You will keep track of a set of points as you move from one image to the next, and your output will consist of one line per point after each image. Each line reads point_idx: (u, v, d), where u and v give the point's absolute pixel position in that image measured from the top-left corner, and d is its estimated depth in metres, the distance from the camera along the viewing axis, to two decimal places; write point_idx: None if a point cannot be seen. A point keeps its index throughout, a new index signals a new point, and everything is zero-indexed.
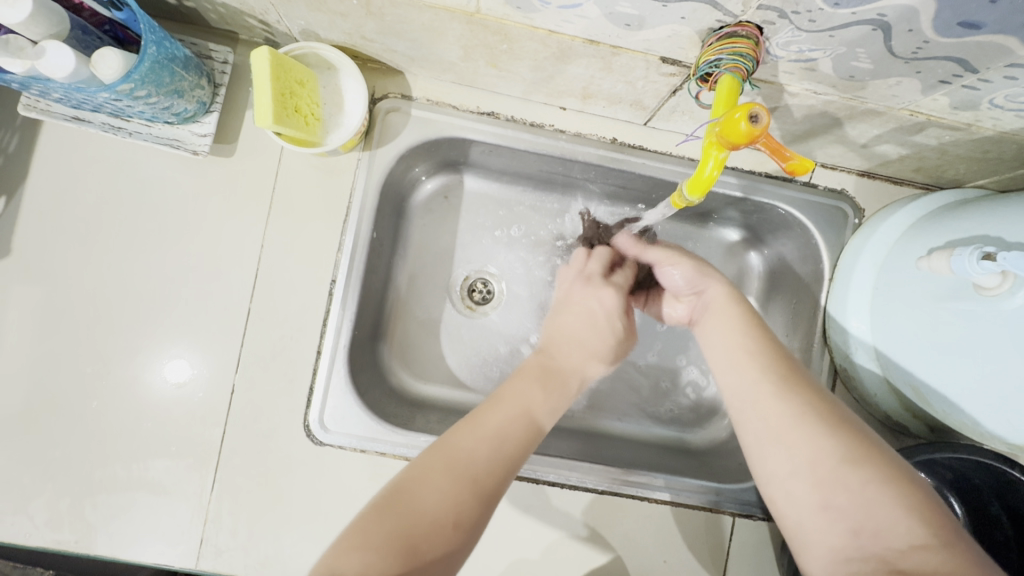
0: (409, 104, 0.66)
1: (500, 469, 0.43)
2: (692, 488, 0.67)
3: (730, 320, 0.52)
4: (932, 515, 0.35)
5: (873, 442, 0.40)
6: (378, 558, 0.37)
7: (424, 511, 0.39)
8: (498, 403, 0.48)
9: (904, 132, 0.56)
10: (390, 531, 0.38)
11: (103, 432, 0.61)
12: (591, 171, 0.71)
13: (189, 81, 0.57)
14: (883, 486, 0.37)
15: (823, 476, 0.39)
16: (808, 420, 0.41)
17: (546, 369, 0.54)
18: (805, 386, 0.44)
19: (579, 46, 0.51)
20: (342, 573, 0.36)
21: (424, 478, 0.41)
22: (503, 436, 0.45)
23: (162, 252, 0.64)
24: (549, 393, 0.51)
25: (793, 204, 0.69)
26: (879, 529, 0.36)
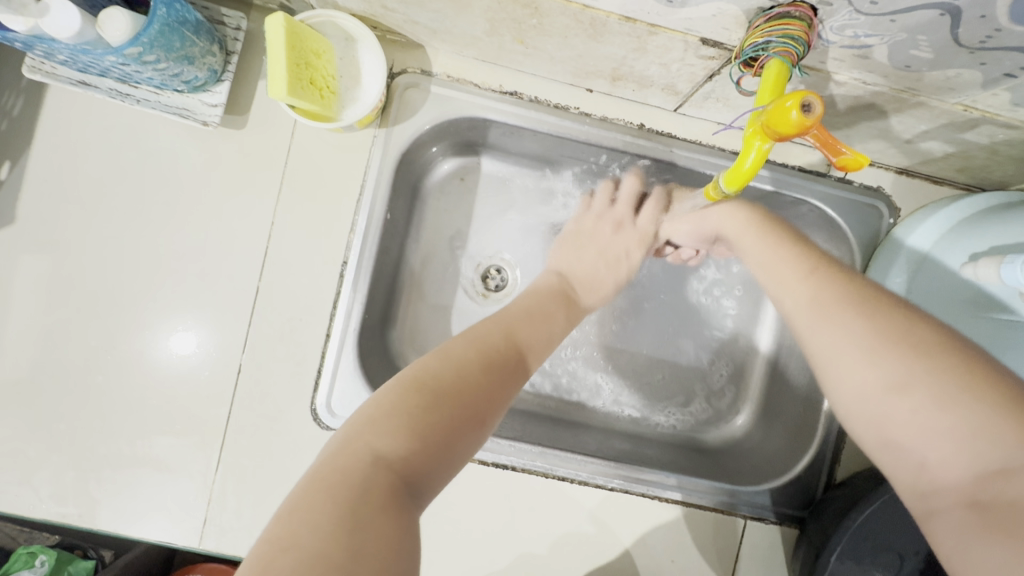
0: (429, 79, 0.63)
1: (514, 371, 0.46)
2: (703, 489, 0.66)
3: (769, 261, 0.50)
4: (1009, 426, 0.31)
5: (929, 338, 0.36)
6: (420, 431, 0.36)
7: (462, 392, 0.40)
8: (509, 323, 0.50)
9: (954, 129, 0.53)
10: (431, 408, 0.38)
11: (108, 407, 0.60)
12: (616, 158, 0.68)
13: (200, 47, 0.54)
14: (937, 409, 0.33)
15: (871, 410, 0.36)
16: (850, 347, 0.39)
17: (555, 300, 0.57)
18: (842, 307, 0.41)
19: (614, 23, 0.48)
20: (377, 440, 0.35)
21: (456, 374, 0.41)
22: (518, 354, 0.47)
23: (171, 225, 0.62)
24: (559, 319, 0.55)
25: (826, 201, 0.66)
26: (941, 462, 0.33)
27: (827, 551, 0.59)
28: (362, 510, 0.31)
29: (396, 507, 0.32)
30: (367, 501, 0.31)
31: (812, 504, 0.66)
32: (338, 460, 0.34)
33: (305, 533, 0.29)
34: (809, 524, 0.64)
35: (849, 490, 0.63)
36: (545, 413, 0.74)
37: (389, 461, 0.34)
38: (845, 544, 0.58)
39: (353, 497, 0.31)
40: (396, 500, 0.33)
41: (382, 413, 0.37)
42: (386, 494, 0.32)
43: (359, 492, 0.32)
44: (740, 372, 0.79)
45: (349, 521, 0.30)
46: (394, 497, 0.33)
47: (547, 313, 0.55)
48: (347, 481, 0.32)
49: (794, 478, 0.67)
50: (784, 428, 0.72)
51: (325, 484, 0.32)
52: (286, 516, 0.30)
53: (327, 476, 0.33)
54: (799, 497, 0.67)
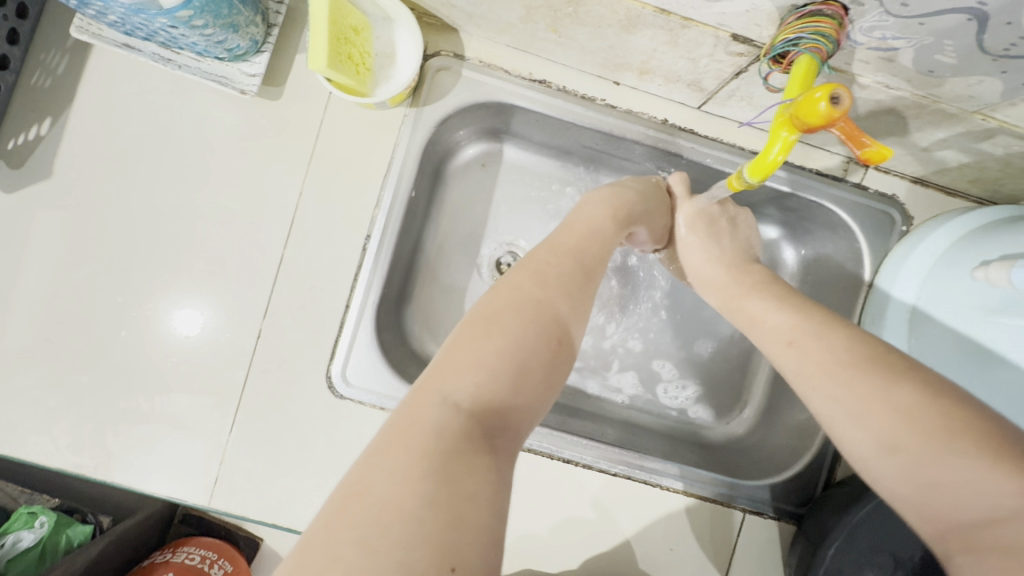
0: (461, 63, 0.65)
1: (579, 299, 0.44)
2: (705, 480, 0.67)
3: (759, 321, 0.51)
4: (993, 482, 0.32)
5: (904, 398, 0.37)
6: (488, 372, 0.36)
7: (525, 328, 0.39)
8: (565, 248, 0.48)
9: (971, 138, 0.55)
10: (497, 347, 0.37)
11: (129, 362, 0.62)
12: (638, 151, 0.69)
13: (245, 17, 0.55)
14: (930, 469, 0.35)
15: (873, 469, 0.38)
16: (836, 412, 0.40)
17: (609, 210, 0.55)
18: (828, 372, 0.42)
19: (648, 15, 0.49)
20: (446, 385, 0.35)
21: (518, 308, 0.40)
22: (576, 277, 0.46)
23: (201, 190, 0.63)
24: (612, 235, 0.53)
25: (840, 205, 0.67)
26: (940, 514, 0.34)
27: (825, 544, 0.61)
28: (441, 453, 0.31)
29: (473, 448, 0.33)
30: (443, 441, 0.32)
31: (811, 501, 0.68)
32: (411, 407, 0.34)
33: (379, 481, 0.30)
34: (806, 520, 0.65)
35: (848, 487, 0.64)
36: (553, 399, 0.75)
37: (460, 403, 0.34)
38: (843, 538, 0.60)
39: (428, 438, 0.32)
40: (472, 440, 0.33)
41: (451, 355, 0.37)
42: (463, 433, 0.33)
43: (434, 435, 0.32)
44: (742, 371, 0.80)
45: (426, 465, 0.31)
46: (471, 435, 0.33)
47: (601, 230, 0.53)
48: (420, 426, 0.33)
49: (794, 476, 0.68)
50: (785, 428, 0.74)
51: (402, 430, 0.33)
52: (371, 461, 0.31)
53: (404, 422, 0.33)
54: (798, 494, 0.68)
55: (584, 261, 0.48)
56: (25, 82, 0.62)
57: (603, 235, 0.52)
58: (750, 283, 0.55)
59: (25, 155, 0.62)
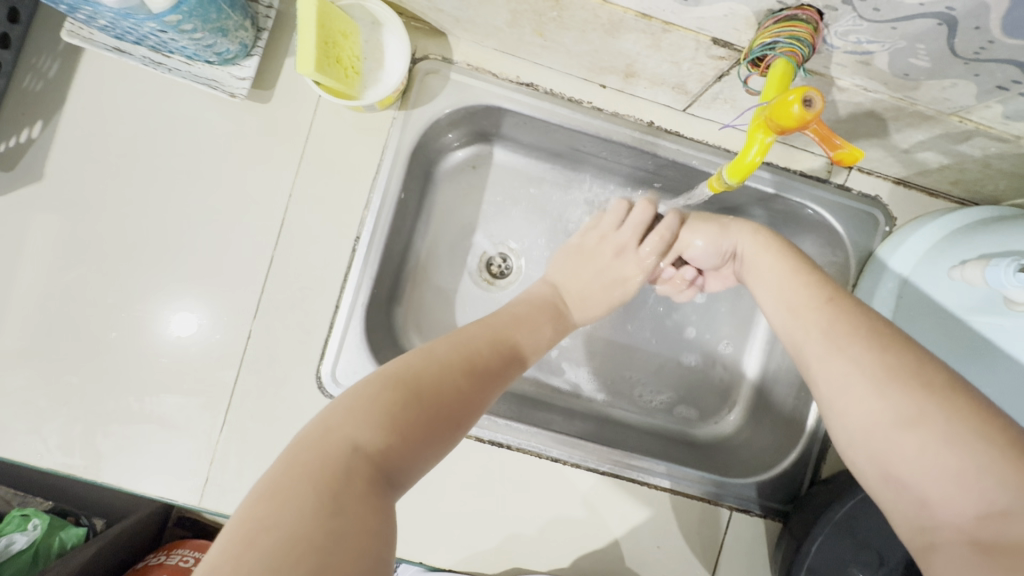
0: (450, 67, 0.66)
1: (497, 374, 0.47)
2: (691, 478, 0.68)
3: (782, 288, 0.51)
4: (1007, 472, 0.33)
5: (940, 379, 0.37)
6: (400, 425, 0.37)
7: (440, 389, 0.41)
8: (489, 322, 0.51)
9: (950, 140, 0.55)
10: (413, 405, 0.39)
11: (120, 363, 0.62)
12: (625, 153, 0.70)
13: (234, 21, 0.56)
14: (941, 450, 0.35)
15: (877, 443, 0.38)
16: (856, 380, 0.40)
17: (549, 306, 0.59)
18: (862, 340, 0.42)
19: (630, 19, 0.50)
20: (357, 429, 0.36)
21: (437, 371, 0.42)
22: (499, 353, 0.49)
23: (192, 192, 0.64)
24: (544, 328, 0.56)
25: (824, 205, 0.68)
26: (939, 496, 0.34)
27: (808, 540, 0.61)
28: (341, 500, 0.32)
29: (369, 497, 0.33)
30: (345, 487, 0.33)
31: (797, 499, 0.68)
32: (318, 446, 0.35)
33: (284, 516, 0.30)
34: (792, 517, 0.66)
35: (832, 484, 0.65)
36: (542, 399, 0.76)
37: (367, 452, 0.35)
38: (826, 533, 0.61)
39: (333, 481, 0.33)
40: (371, 491, 0.34)
41: (368, 398, 0.38)
42: (363, 484, 0.34)
43: (340, 480, 0.33)
44: (731, 371, 0.81)
45: (328, 509, 0.31)
46: (371, 484, 0.34)
47: (536, 318, 0.56)
48: (322, 471, 0.33)
49: (780, 474, 0.69)
50: (774, 425, 0.74)
51: (309, 469, 0.33)
52: (272, 498, 0.31)
53: (305, 464, 0.34)
54: (784, 491, 0.68)
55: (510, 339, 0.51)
56: (17, 85, 0.63)
57: (538, 324, 0.55)
58: (778, 250, 0.55)
59: (17, 157, 0.62)
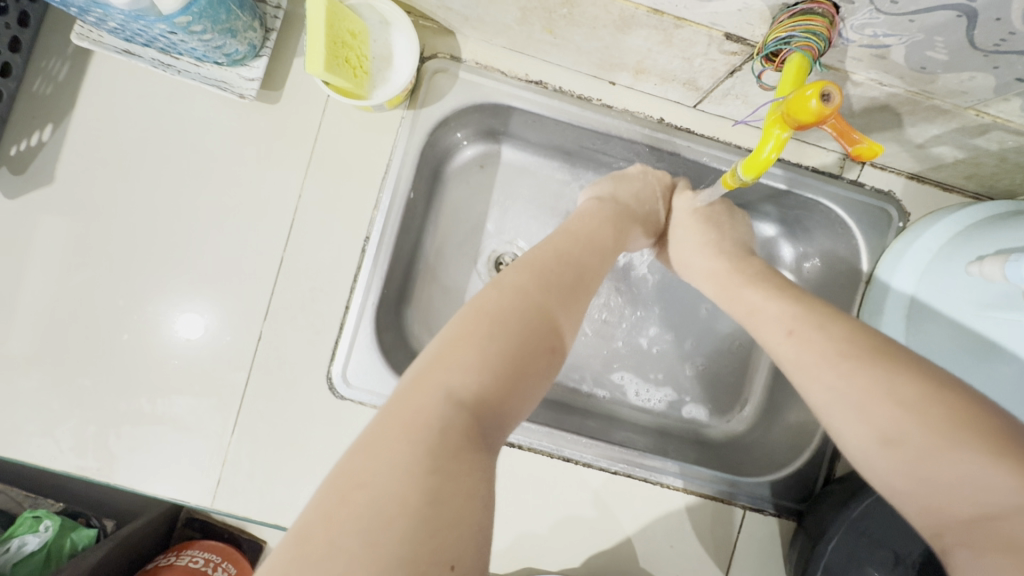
0: (458, 65, 0.65)
1: (575, 303, 0.46)
2: (704, 477, 0.68)
3: (754, 313, 0.50)
4: (995, 475, 0.32)
5: (912, 389, 0.37)
6: (491, 367, 0.37)
7: (523, 325, 0.40)
8: (562, 251, 0.50)
9: (966, 134, 0.55)
10: (499, 345, 0.38)
11: (131, 365, 0.62)
12: (635, 150, 0.69)
13: (243, 22, 0.56)
14: (930, 463, 0.35)
15: (872, 461, 0.38)
16: (838, 403, 0.40)
17: (608, 220, 0.56)
18: (831, 363, 0.41)
19: (642, 15, 0.49)
20: (447, 377, 0.36)
21: (516, 306, 0.41)
22: (573, 279, 0.47)
23: (201, 194, 0.64)
24: (605, 239, 0.54)
25: (837, 202, 0.67)
26: (940, 506, 0.34)
27: (823, 541, 0.61)
28: (442, 447, 0.32)
29: (472, 445, 0.33)
30: (446, 438, 0.33)
31: (811, 498, 0.68)
32: (410, 398, 0.35)
33: (381, 473, 0.30)
34: (806, 516, 0.65)
35: (847, 483, 0.64)
36: (553, 398, 0.75)
37: (462, 400, 0.35)
38: (842, 534, 0.60)
39: (431, 434, 0.33)
40: (472, 437, 0.34)
41: (452, 345, 0.38)
42: (463, 431, 0.34)
43: (439, 430, 0.33)
44: (742, 369, 0.80)
45: (428, 461, 0.31)
46: (470, 431, 0.34)
47: (602, 237, 0.54)
48: (422, 418, 0.33)
49: (794, 472, 0.69)
50: (786, 425, 0.74)
51: (404, 423, 0.33)
52: (365, 454, 0.32)
53: (401, 415, 0.33)
54: (798, 490, 0.68)
55: (581, 264, 0.49)
56: (27, 88, 0.63)
57: (599, 240, 0.53)
58: (746, 273, 0.55)
59: (27, 161, 0.63)
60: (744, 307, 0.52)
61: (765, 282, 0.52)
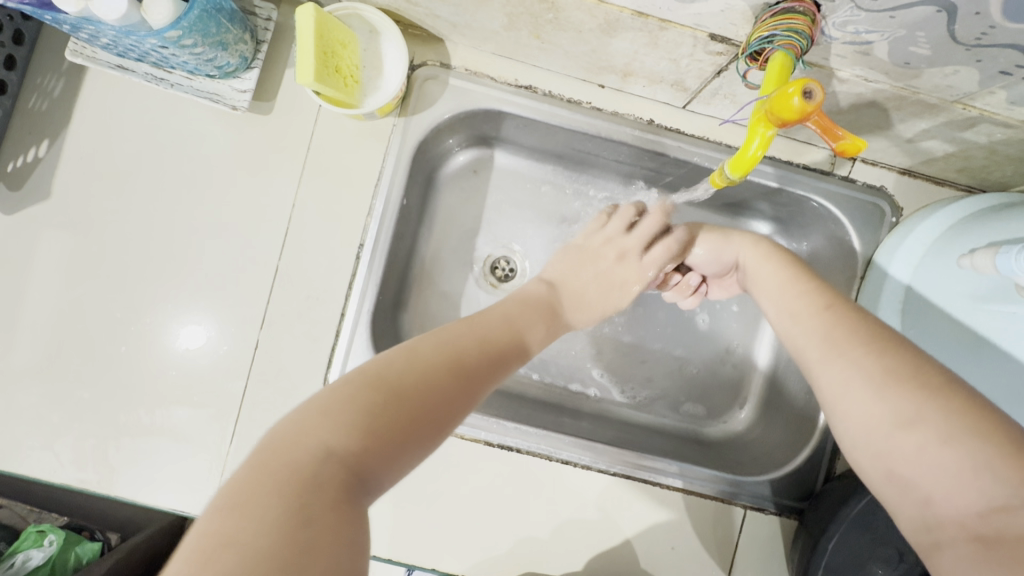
0: (448, 72, 0.66)
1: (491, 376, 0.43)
2: (704, 477, 0.67)
3: (784, 295, 0.51)
4: (1005, 469, 0.32)
5: (940, 377, 0.37)
6: (376, 429, 0.34)
7: (424, 389, 0.37)
8: (487, 320, 0.48)
9: (954, 128, 0.55)
10: (393, 405, 0.35)
11: (129, 377, 0.63)
12: (626, 152, 0.70)
13: (234, 34, 0.57)
14: (939, 449, 0.34)
15: (877, 443, 0.37)
16: (854, 381, 0.40)
17: (548, 300, 0.57)
18: (857, 343, 0.41)
19: (626, 18, 0.50)
20: (327, 435, 0.33)
21: (420, 368, 0.39)
22: (493, 349, 0.45)
23: (196, 206, 0.64)
24: (539, 318, 0.54)
25: (829, 198, 0.67)
26: (941, 496, 0.33)
27: (825, 537, 0.61)
28: (310, 509, 0.29)
29: (339, 511, 0.30)
30: (311, 500, 0.29)
31: (811, 496, 0.67)
32: (285, 451, 0.31)
33: (241, 531, 0.27)
34: (807, 514, 0.65)
35: (847, 479, 0.64)
36: (551, 401, 0.76)
37: (338, 463, 0.32)
38: (843, 530, 0.60)
39: (299, 495, 0.29)
40: (339, 503, 0.30)
41: (344, 397, 0.35)
42: (331, 498, 0.30)
43: (306, 490, 0.30)
44: (740, 368, 0.80)
45: (290, 525, 0.28)
46: (339, 496, 0.30)
47: (534, 317, 0.54)
48: (292, 475, 0.30)
49: (794, 470, 0.68)
50: (785, 423, 0.74)
51: (275, 480, 0.30)
52: (229, 511, 0.28)
53: (273, 468, 0.30)
54: (799, 488, 0.67)
55: (504, 334, 0.48)
56: (23, 105, 0.63)
57: (530, 315, 0.53)
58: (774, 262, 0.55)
59: (24, 177, 0.63)
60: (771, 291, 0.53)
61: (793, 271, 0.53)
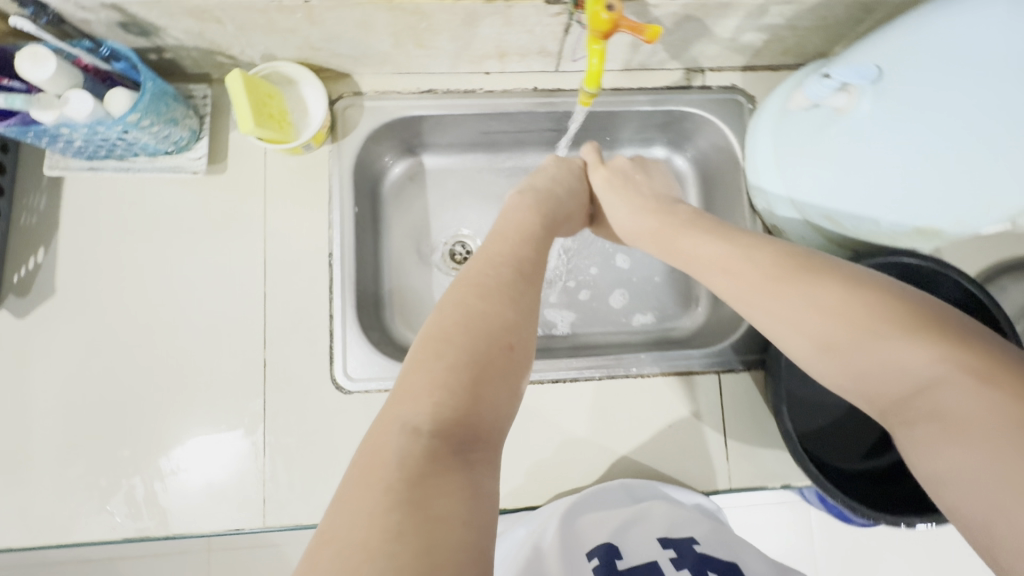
0: (362, 98, 0.79)
1: (524, 299, 0.50)
2: (674, 356, 0.77)
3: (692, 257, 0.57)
4: (914, 354, 0.41)
5: (849, 296, 0.46)
6: (445, 389, 0.41)
7: (474, 336, 0.45)
8: (500, 261, 0.54)
9: (756, 17, 0.70)
10: (449, 361, 0.43)
11: (161, 426, 0.70)
12: (525, 120, 0.83)
13: (180, 111, 0.69)
14: (867, 354, 0.44)
15: (825, 362, 0.46)
16: (785, 319, 0.48)
17: (535, 212, 0.62)
18: (769, 287, 0.50)
19: (480, 7, 0.64)
20: (408, 411, 0.40)
21: (457, 321, 0.46)
22: (516, 278, 0.52)
23: (183, 266, 0.74)
24: (539, 234, 0.59)
25: (694, 105, 0.82)
26: (876, 387, 0.43)
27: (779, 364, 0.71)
28: (405, 478, 0.37)
29: (438, 466, 0.38)
30: (404, 470, 0.37)
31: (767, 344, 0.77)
32: (378, 438, 0.40)
33: (345, 522, 0.35)
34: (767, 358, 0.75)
35: None
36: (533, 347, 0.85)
37: (423, 429, 0.39)
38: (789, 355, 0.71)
39: (393, 470, 0.37)
40: (435, 460, 0.38)
41: (413, 374, 0.43)
42: (424, 460, 0.38)
43: (399, 464, 0.37)
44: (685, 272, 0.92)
45: (388, 499, 0.35)
46: (434, 455, 0.38)
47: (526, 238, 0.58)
48: (383, 457, 0.38)
49: (746, 329, 0.79)
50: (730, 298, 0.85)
51: (371, 466, 0.38)
52: (341, 508, 0.36)
53: (374, 457, 0.38)
54: (755, 342, 0.78)
55: (512, 261, 0.54)
56: (15, 226, 0.74)
57: (533, 240, 0.58)
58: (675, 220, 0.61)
59: (29, 286, 0.72)
60: (682, 257, 0.58)
61: (692, 227, 0.59)
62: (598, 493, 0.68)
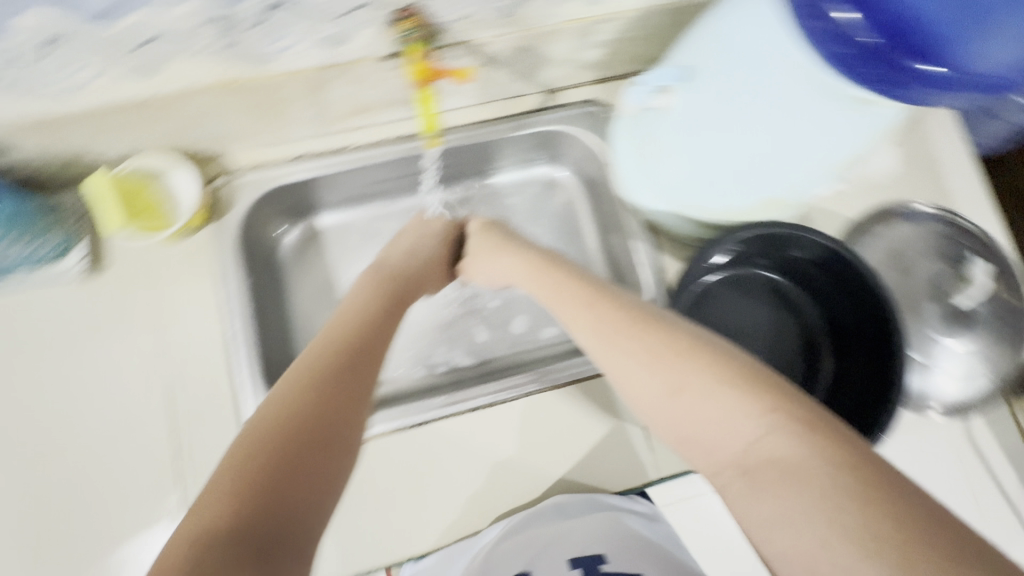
0: (238, 175, 0.81)
1: (354, 388, 0.51)
2: (583, 362, 0.80)
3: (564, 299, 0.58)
4: (747, 405, 0.41)
5: (700, 348, 0.46)
6: (244, 489, 0.40)
7: (283, 428, 0.45)
8: (338, 346, 0.55)
9: (585, 38, 0.75)
10: (251, 462, 0.42)
11: (73, 541, 0.68)
12: (403, 166, 0.86)
13: (48, 224, 0.73)
14: (711, 403, 0.43)
15: (669, 412, 0.45)
16: (642, 366, 0.48)
17: (375, 295, 0.65)
18: (628, 336, 0.50)
19: (321, 74, 0.68)
20: (205, 517, 0.39)
21: (273, 415, 0.46)
22: (348, 363, 0.53)
23: (79, 373, 0.73)
24: (374, 314, 0.61)
25: (557, 124, 0.87)
26: (715, 441, 0.42)
27: None
28: None
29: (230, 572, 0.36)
30: None
31: None
32: (166, 555, 0.37)
33: None
34: None
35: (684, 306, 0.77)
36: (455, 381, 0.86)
37: (213, 536, 0.37)
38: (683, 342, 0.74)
39: None
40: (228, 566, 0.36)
41: (216, 479, 0.42)
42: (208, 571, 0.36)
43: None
44: None
45: None
46: (232, 559, 0.36)
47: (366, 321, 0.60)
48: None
49: None
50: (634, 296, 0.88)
51: None
52: None
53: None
54: None
55: (343, 343, 0.55)
56: None
57: (371, 320, 0.60)
58: (544, 280, 0.63)
59: None
60: (558, 304, 0.59)
61: (570, 276, 0.61)
62: (534, 516, 0.69)
